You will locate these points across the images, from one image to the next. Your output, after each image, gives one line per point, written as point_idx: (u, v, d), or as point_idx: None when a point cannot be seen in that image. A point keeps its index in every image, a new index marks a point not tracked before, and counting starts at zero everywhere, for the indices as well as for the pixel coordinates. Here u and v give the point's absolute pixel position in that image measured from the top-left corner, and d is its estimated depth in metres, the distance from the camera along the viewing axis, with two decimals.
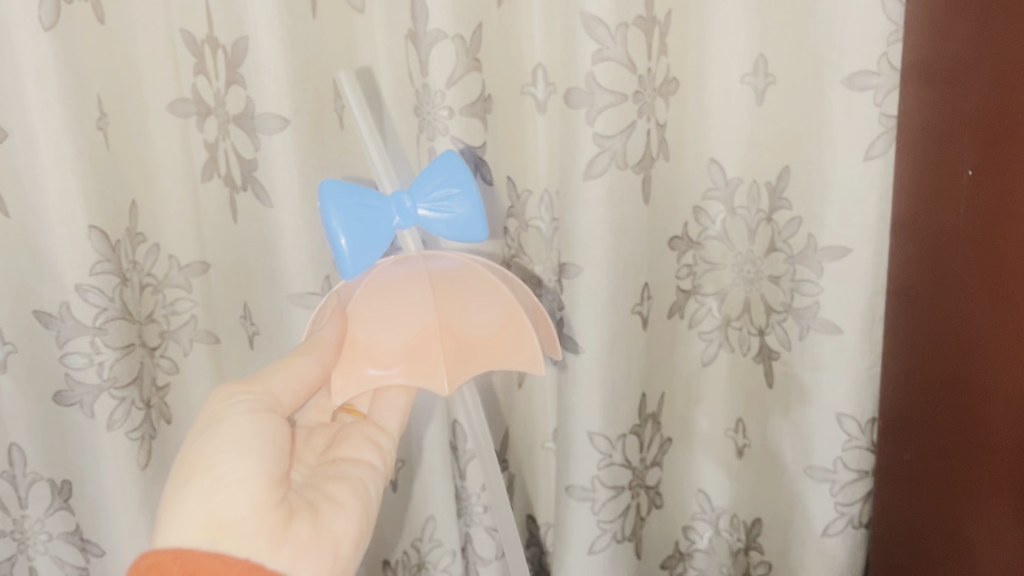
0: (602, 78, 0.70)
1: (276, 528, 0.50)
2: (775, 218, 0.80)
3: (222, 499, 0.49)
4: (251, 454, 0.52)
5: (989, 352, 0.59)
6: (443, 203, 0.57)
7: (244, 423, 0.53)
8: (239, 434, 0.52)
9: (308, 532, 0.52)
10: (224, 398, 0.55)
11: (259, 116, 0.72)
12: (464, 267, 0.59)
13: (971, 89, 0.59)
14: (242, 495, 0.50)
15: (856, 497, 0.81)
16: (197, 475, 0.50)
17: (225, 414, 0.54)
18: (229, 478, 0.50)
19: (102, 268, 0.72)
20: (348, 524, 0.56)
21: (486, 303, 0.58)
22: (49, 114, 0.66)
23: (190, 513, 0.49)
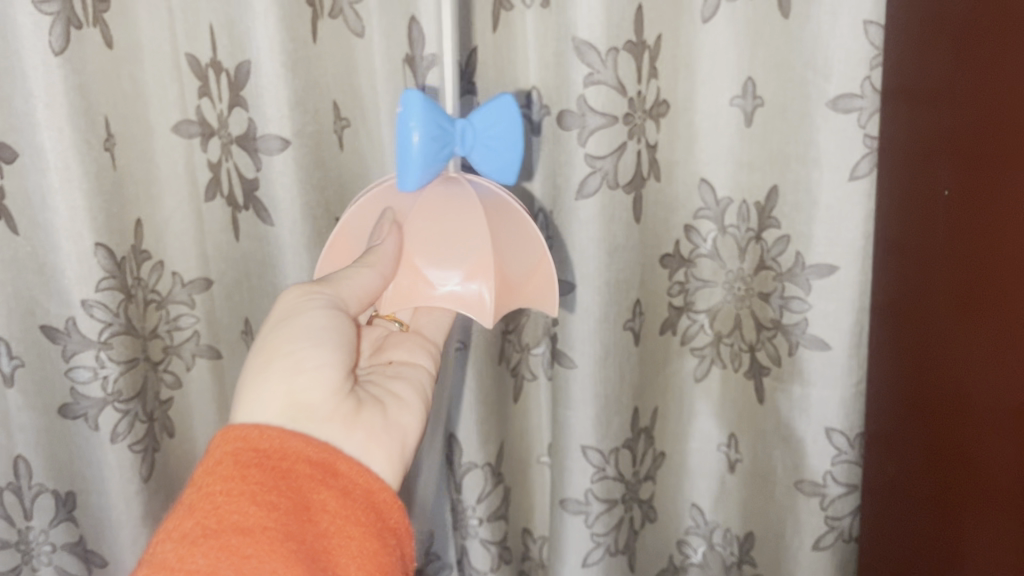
0: (593, 101, 0.73)
1: (350, 414, 0.53)
2: (764, 236, 0.82)
3: (305, 381, 0.52)
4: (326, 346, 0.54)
5: (965, 366, 0.61)
6: (496, 144, 0.59)
7: (320, 318, 0.55)
8: (317, 327, 0.55)
9: (379, 420, 0.55)
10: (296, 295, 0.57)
11: (262, 138, 0.75)
12: (502, 202, 0.61)
13: (947, 113, 0.61)
14: (324, 382, 0.53)
15: (846, 511, 0.84)
16: (279, 360, 0.53)
17: (301, 309, 0.56)
18: (309, 365, 0.53)
19: (107, 284, 0.74)
20: (411, 420, 0.58)
21: (523, 247, 0.63)
22: (58, 136, 0.69)
23: (271, 395, 0.51)
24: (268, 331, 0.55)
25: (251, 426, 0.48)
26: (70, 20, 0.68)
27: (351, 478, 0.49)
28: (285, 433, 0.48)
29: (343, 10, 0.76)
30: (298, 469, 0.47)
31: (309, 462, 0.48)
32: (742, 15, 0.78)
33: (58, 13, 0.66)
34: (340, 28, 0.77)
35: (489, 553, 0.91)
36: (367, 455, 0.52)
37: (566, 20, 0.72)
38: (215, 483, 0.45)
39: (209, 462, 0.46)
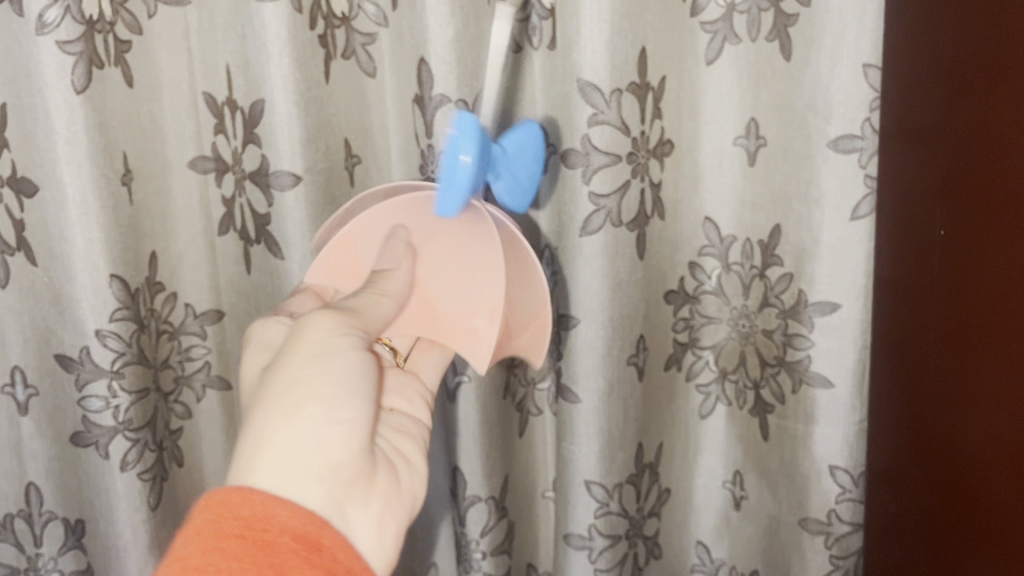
0: (598, 140, 0.74)
1: (366, 477, 0.54)
2: (767, 274, 0.83)
3: (331, 441, 0.52)
4: (354, 398, 0.55)
5: (963, 404, 0.61)
6: (522, 167, 0.61)
7: (356, 364, 0.56)
8: (347, 376, 0.55)
9: (393, 487, 0.56)
10: (331, 327, 0.57)
11: (274, 173, 0.77)
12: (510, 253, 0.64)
13: (941, 150, 0.63)
14: (350, 439, 0.53)
15: (851, 549, 0.84)
16: (310, 404, 0.53)
17: (338, 348, 0.56)
18: (338, 417, 0.53)
19: (121, 314, 0.76)
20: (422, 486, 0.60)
21: (528, 295, 0.66)
22: (78, 170, 0.71)
23: (307, 448, 0.51)
24: (305, 366, 0.54)
25: (231, 490, 0.47)
26: (92, 59, 0.70)
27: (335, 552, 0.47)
28: (274, 502, 0.47)
29: (356, 51, 0.79)
30: (280, 541, 0.45)
31: (293, 536, 0.46)
32: (744, 58, 0.79)
33: (81, 53, 0.69)
34: (352, 69, 0.79)
35: None
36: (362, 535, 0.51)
37: (570, 62, 0.74)
38: (206, 538, 0.44)
39: (197, 530, 0.45)
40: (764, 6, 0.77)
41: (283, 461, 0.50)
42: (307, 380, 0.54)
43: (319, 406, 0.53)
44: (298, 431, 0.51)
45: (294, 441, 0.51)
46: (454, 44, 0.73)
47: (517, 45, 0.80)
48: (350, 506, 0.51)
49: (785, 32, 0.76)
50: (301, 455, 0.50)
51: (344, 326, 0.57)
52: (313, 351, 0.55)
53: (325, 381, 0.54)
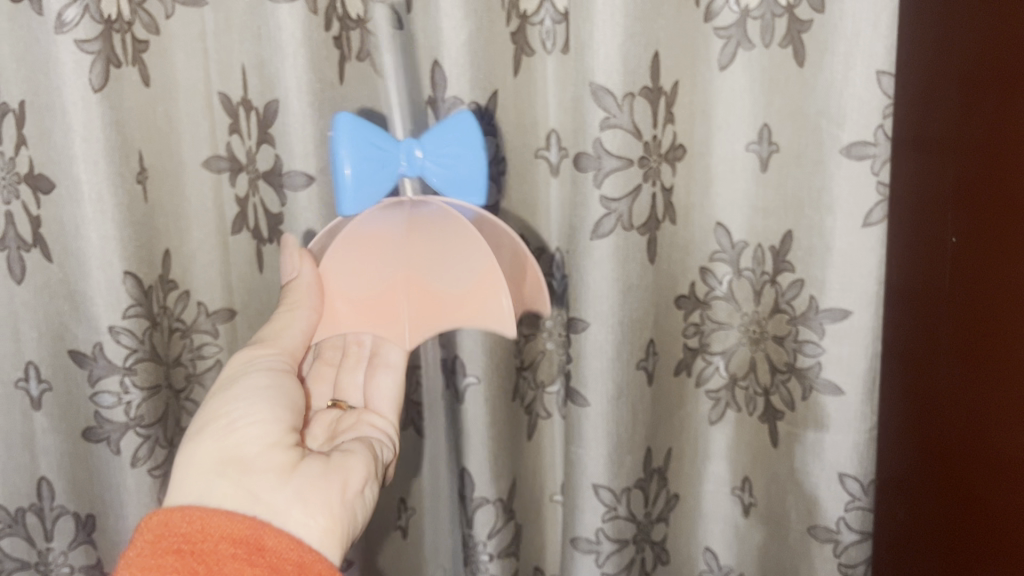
0: (609, 144, 0.74)
1: (286, 464, 0.56)
2: (778, 280, 0.83)
3: (235, 439, 0.57)
4: (258, 403, 0.59)
5: (972, 413, 0.61)
6: (448, 159, 0.61)
7: (261, 380, 0.61)
8: (255, 387, 0.60)
9: (321, 468, 0.58)
10: (245, 359, 0.63)
11: (287, 174, 0.77)
12: (446, 215, 0.62)
13: (953, 160, 0.63)
14: (256, 438, 0.57)
15: (860, 559, 0.83)
16: (215, 419, 0.58)
17: (244, 372, 0.62)
18: (246, 419, 0.58)
19: (134, 311, 0.76)
20: (359, 465, 0.60)
21: (465, 260, 0.63)
22: (94, 168, 0.72)
23: (205, 464, 0.55)
24: (213, 395, 0.60)
25: (178, 514, 0.50)
26: (109, 59, 0.71)
27: (278, 551, 0.50)
28: (211, 518, 0.50)
29: (370, 53, 0.79)
30: (220, 551, 0.49)
31: (231, 541, 0.49)
32: (758, 63, 0.80)
33: (99, 52, 0.70)
34: (366, 70, 0.80)
35: None
36: (281, 515, 0.53)
37: (583, 66, 0.74)
38: (151, 556, 0.48)
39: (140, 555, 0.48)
40: (778, 12, 0.77)
41: (195, 480, 0.54)
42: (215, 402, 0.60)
43: (226, 419, 0.58)
44: (205, 446, 0.56)
45: (197, 455, 0.56)
46: (467, 47, 0.74)
47: (531, 49, 0.80)
48: (264, 489, 0.54)
49: (799, 39, 0.76)
50: (207, 461, 0.55)
51: (257, 356, 0.63)
52: (222, 384, 0.61)
53: (232, 396, 0.59)
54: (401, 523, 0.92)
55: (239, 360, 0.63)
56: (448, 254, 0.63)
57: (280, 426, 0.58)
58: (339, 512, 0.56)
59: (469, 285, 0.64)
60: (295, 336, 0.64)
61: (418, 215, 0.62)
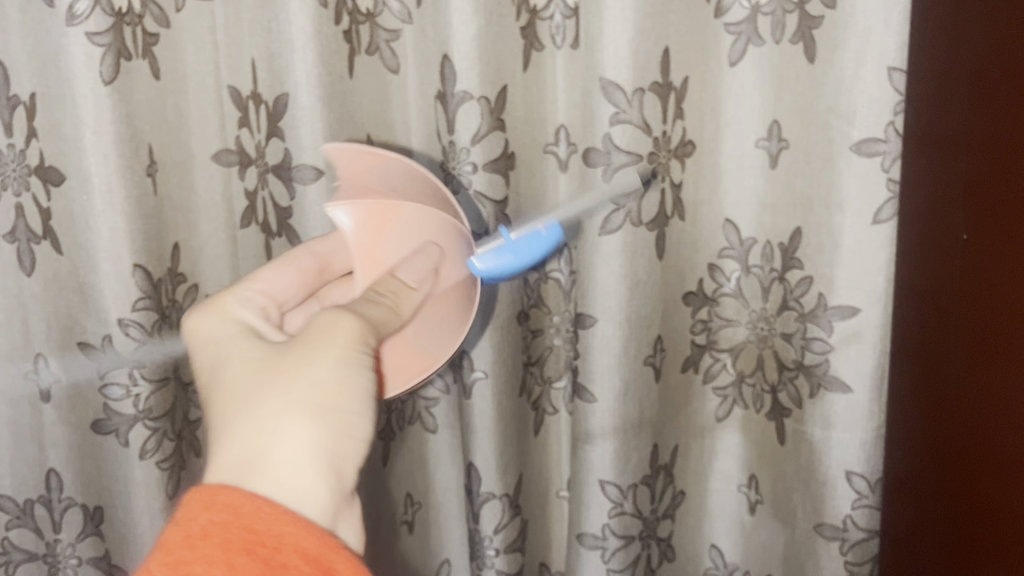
0: (619, 139, 0.75)
1: (348, 496, 0.46)
2: (787, 277, 0.83)
3: (335, 440, 0.45)
4: (371, 395, 0.48)
5: (981, 414, 0.61)
6: (515, 247, 0.62)
7: (366, 385, 0.47)
8: (355, 391, 0.47)
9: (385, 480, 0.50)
10: (353, 337, 0.48)
11: (295, 168, 0.77)
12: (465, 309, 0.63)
13: (964, 159, 0.62)
14: (354, 453, 0.46)
15: (867, 557, 0.82)
16: (318, 412, 0.45)
17: (342, 356, 0.47)
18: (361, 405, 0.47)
19: (143, 304, 0.76)
20: None
21: (436, 353, 0.62)
22: (105, 161, 0.72)
23: (307, 429, 0.44)
24: (302, 363, 0.47)
25: (247, 495, 0.40)
26: (120, 51, 0.71)
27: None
28: (286, 517, 0.39)
29: (380, 47, 0.80)
30: (290, 562, 0.38)
31: (305, 557, 0.38)
32: (768, 61, 0.79)
33: (110, 44, 0.70)
34: (375, 65, 0.80)
35: None
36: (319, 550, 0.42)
37: (593, 61, 0.74)
38: (186, 543, 0.37)
39: (193, 532, 0.38)
40: (789, 8, 0.76)
41: (292, 442, 0.43)
42: (304, 370, 0.46)
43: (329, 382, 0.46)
44: (286, 427, 0.44)
45: (271, 445, 0.43)
46: (477, 41, 0.73)
47: (540, 44, 0.80)
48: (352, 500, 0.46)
49: (810, 35, 0.76)
50: (284, 461, 0.43)
51: (366, 336, 0.49)
52: (312, 344, 0.48)
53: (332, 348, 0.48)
54: (406, 518, 0.92)
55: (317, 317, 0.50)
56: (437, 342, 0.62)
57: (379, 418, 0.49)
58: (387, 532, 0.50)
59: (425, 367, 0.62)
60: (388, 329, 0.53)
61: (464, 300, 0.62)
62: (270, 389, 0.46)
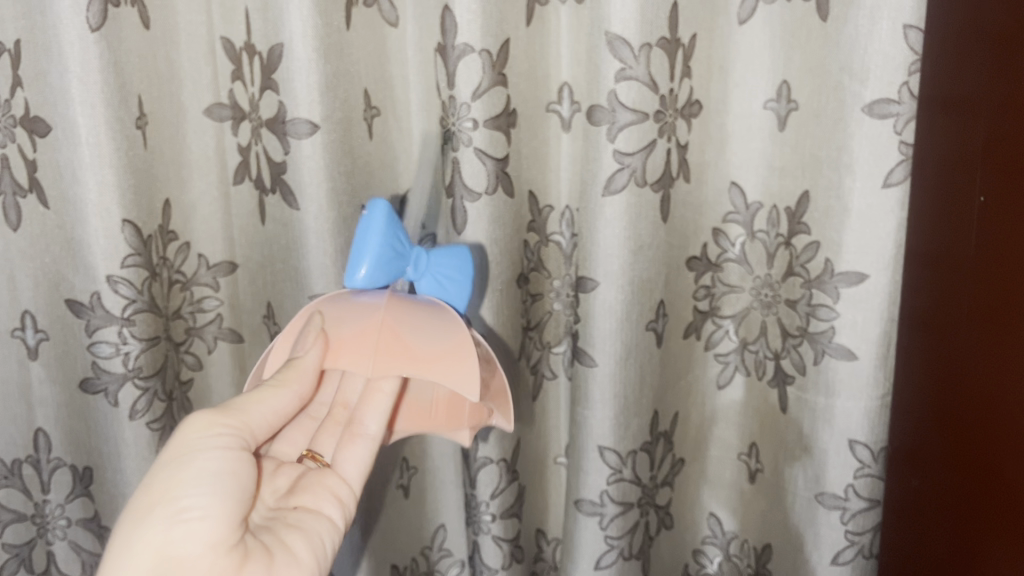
0: (624, 96, 0.72)
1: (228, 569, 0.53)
2: (793, 243, 0.81)
3: (179, 533, 0.53)
4: (213, 485, 0.55)
5: (996, 382, 0.59)
6: None
7: (210, 463, 0.56)
8: (205, 472, 0.56)
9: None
10: (203, 427, 0.58)
11: (290, 121, 0.74)
12: (430, 304, 0.60)
13: (982, 121, 0.60)
14: (201, 538, 0.53)
15: (867, 527, 0.80)
16: (161, 505, 0.54)
17: (195, 447, 0.57)
18: (190, 515, 0.54)
19: (133, 261, 0.74)
20: None
21: (440, 328, 0.58)
22: (92, 111, 0.69)
23: (150, 538, 0.53)
24: (159, 470, 0.56)
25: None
26: None
27: None
28: None
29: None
30: None
31: None
32: (779, 18, 0.78)
33: None
34: (374, 17, 0.77)
35: (501, 551, 0.88)
36: None
37: (600, 15, 0.71)
38: None
39: None
40: None
41: (147, 551, 0.53)
42: (158, 481, 0.55)
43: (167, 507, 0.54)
44: (137, 541, 0.53)
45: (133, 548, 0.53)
46: None
47: None
48: None
49: None
50: (146, 560, 0.53)
51: (220, 425, 0.58)
52: (174, 448, 0.57)
53: (181, 478, 0.55)
54: (403, 481, 0.91)
55: (201, 424, 0.58)
56: (425, 319, 0.58)
57: (223, 526, 0.54)
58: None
59: (444, 344, 0.57)
60: (264, 415, 0.60)
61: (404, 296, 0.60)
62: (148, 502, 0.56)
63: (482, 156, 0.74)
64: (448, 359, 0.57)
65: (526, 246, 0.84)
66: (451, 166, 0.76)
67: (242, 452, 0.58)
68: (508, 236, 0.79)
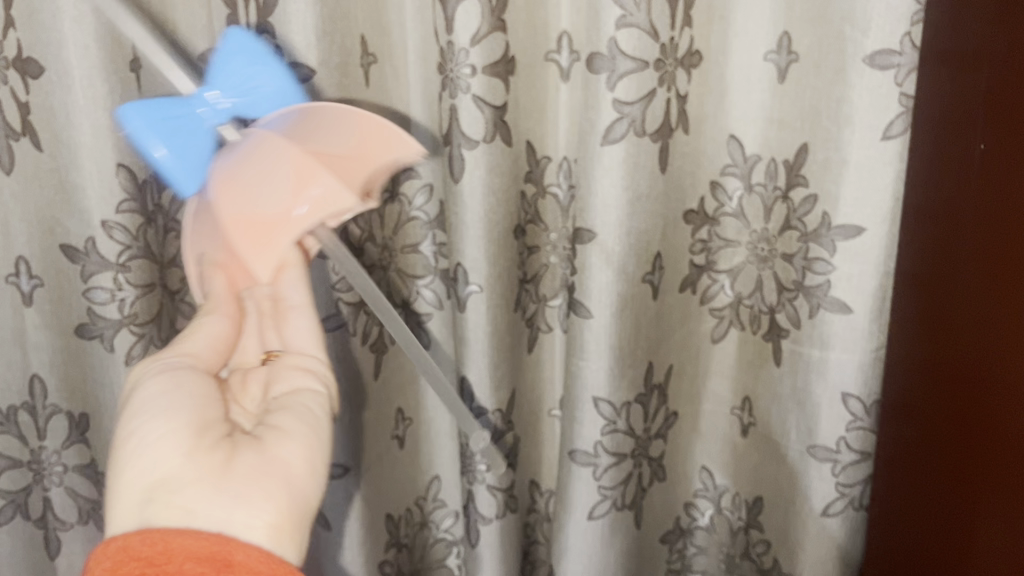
0: (625, 44, 0.71)
1: (214, 466, 0.50)
2: (791, 196, 0.81)
3: (150, 458, 0.50)
4: (162, 405, 0.52)
5: (993, 332, 0.59)
6: None
7: (154, 389, 0.53)
8: (153, 397, 0.53)
9: (252, 462, 0.52)
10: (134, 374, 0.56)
11: (286, 65, 0.73)
12: (255, 140, 0.54)
13: (984, 71, 0.60)
14: (172, 452, 0.50)
15: (857, 479, 0.82)
16: (123, 447, 0.51)
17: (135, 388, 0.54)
18: (153, 438, 0.51)
19: (128, 206, 0.74)
20: (297, 449, 0.54)
21: (258, 167, 0.54)
22: (84, 51, 0.68)
23: (131, 476, 0.49)
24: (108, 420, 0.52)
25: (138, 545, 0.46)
26: None
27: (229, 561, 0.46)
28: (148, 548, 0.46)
29: None
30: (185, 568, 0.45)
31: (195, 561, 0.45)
32: None
33: None
34: None
35: (496, 500, 0.88)
36: (201, 516, 0.48)
37: None
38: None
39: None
40: None
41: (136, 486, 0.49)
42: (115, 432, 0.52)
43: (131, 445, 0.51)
44: (124, 486, 0.49)
45: (119, 491, 0.49)
46: None
47: None
48: (213, 501, 0.49)
49: None
50: (135, 492, 0.49)
51: (152, 362, 0.56)
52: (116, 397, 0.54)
53: (133, 416, 0.52)
54: (399, 432, 0.92)
55: (140, 366, 0.56)
56: (248, 174, 0.54)
57: (191, 431, 0.51)
58: (298, 497, 0.52)
59: (276, 186, 0.54)
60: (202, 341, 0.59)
61: (228, 161, 0.54)
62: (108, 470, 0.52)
63: (480, 104, 0.74)
64: (275, 194, 0.55)
65: (524, 197, 0.84)
66: (448, 114, 0.76)
67: (186, 369, 0.56)
68: (505, 187, 0.78)
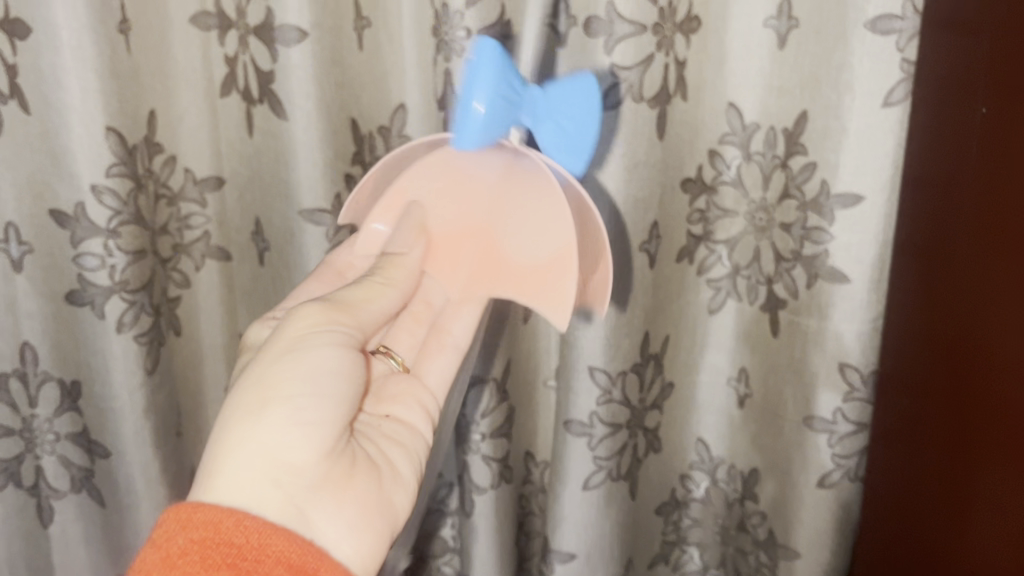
0: (622, 7, 0.70)
1: (338, 479, 0.54)
2: (789, 164, 0.79)
3: (293, 435, 0.52)
4: (330, 377, 0.56)
5: (993, 298, 0.59)
6: None
7: (328, 362, 0.55)
8: (323, 373, 0.55)
9: (368, 490, 0.56)
10: (316, 320, 0.57)
11: (278, 28, 0.74)
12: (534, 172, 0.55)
13: (986, 32, 0.59)
14: (311, 446, 0.53)
15: (854, 450, 0.82)
16: (274, 403, 0.53)
17: (305, 340, 0.56)
18: (301, 419, 0.53)
19: (117, 170, 0.74)
20: (403, 494, 0.59)
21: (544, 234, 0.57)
22: (73, 11, 0.68)
23: (273, 436, 0.52)
24: (275, 359, 0.55)
25: (221, 513, 0.47)
26: None
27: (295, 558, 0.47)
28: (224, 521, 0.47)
29: None
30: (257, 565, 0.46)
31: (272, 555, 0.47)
32: None
33: None
34: None
35: (490, 470, 0.89)
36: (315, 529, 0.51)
37: None
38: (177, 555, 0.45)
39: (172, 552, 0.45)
40: None
41: (268, 451, 0.52)
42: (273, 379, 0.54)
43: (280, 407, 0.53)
44: (251, 442, 0.52)
45: (245, 446, 0.52)
46: None
47: None
48: (319, 509, 0.52)
49: None
50: (261, 465, 0.51)
51: (332, 321, 0.58)
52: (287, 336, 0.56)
53: (299, 376, 0.54)
54: None
55: (312, 321, 0.57)
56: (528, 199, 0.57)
57: (335, 434, 0.54)
58: (381, 533, 0.56)
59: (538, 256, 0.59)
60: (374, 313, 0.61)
61: (517, 166, 0.56)
62: (237, 407, 0.54)
63: None
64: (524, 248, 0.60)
65: None
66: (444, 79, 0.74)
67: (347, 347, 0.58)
68: None
